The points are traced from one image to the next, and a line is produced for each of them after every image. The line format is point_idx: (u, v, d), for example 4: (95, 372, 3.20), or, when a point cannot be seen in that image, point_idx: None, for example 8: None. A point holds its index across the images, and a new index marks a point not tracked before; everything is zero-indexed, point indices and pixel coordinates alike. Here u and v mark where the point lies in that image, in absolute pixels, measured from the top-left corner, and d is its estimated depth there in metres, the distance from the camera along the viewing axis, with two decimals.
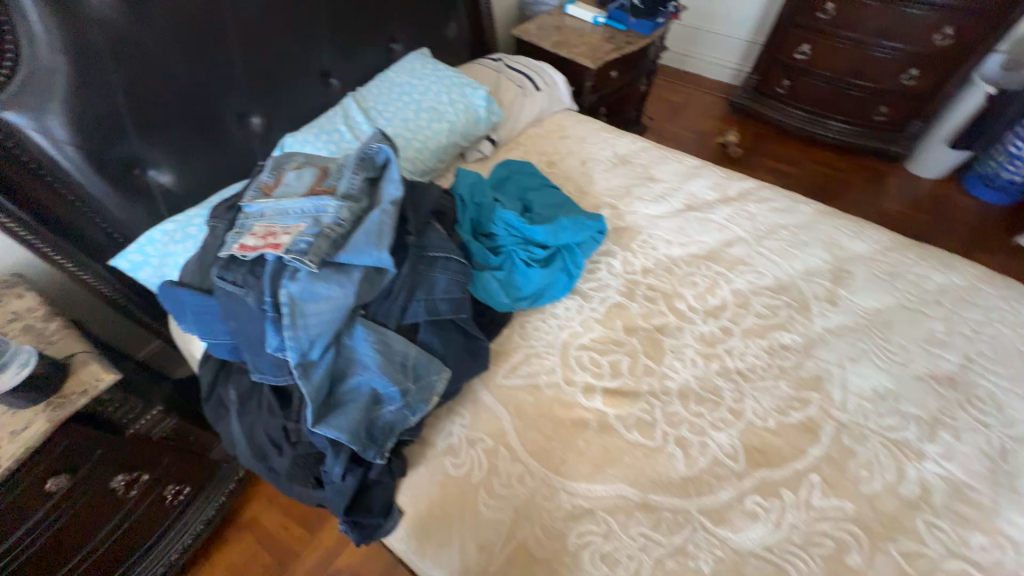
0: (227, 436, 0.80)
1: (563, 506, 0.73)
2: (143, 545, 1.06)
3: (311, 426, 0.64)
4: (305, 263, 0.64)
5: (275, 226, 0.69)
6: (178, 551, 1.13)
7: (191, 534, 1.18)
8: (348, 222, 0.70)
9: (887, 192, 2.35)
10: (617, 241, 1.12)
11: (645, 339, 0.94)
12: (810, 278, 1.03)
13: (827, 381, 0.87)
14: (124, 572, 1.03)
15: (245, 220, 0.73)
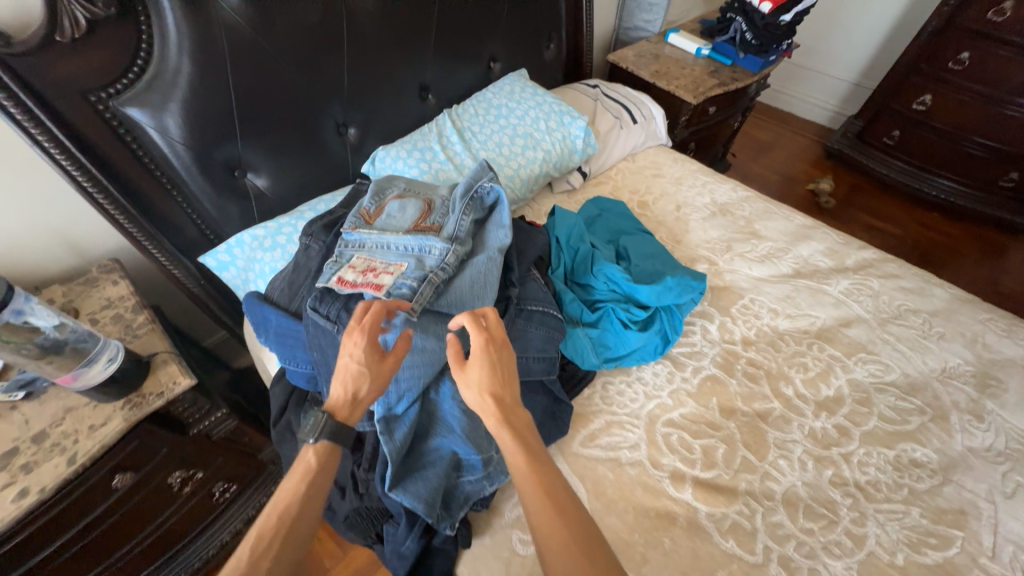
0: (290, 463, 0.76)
1: None
2: (187, 538, 1.04)
3: (386, 490, 0.60)
4: (406, 310, 0.64)
5: (375, 262, 0.70)
6: (214, 551, 1.12)
7: (230, 531, 1.14)
8: (451, 267, 0.71)
9: (1005, 267, 2.07)
10: (715, 303, 1.01)
11: (744, 425, 0.83)
12: (948, 381, 0.88)
13: (972, 518, 0.73)
14: (165, 562, 1.02)
15: (344, 248, 0.73)
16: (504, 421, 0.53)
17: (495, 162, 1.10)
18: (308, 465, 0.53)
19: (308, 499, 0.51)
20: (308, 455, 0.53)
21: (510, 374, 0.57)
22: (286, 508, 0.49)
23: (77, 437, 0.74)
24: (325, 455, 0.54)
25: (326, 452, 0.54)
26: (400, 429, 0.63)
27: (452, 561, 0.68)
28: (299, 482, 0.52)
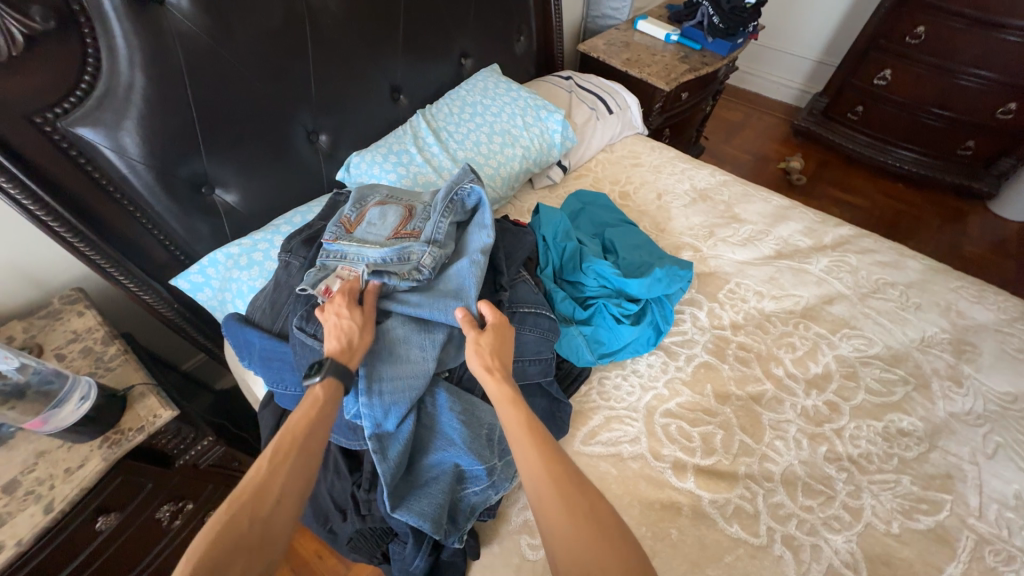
0: None
1: None
2: None
3: (390, 511, 0.59)
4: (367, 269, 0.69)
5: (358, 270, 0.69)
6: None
7: None
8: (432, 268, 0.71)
9: (966, 232, 2.17)
10: (702, 290, 1.02)
11: (739, 409, 0.84)
12: (928, 350, 0.91)
13: (957, 481, 0.76)
14: None
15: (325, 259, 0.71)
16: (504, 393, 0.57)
17: (474, 162, 1.08)
18: (316, 395, 0.56)
19: (318, 421, 0.54)
20: (315, 388, 0.57)
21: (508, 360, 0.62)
22: (298, 428, 0.53)
23: (53, 483, 0.70)
24: (331, 386, 0.57)
25: (332, 385, 0.57)
26: (393, 448, 0.62)
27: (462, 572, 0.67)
28: (307, 408, 0.55)
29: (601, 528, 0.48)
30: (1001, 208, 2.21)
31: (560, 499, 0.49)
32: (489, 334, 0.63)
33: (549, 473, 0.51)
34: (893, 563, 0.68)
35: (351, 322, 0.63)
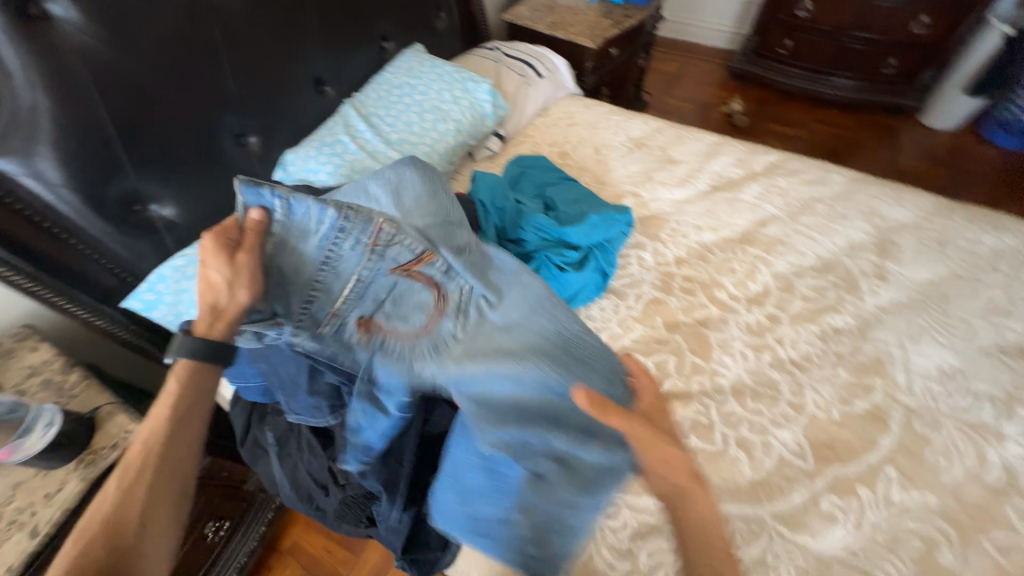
0: (267, 476, 0.77)
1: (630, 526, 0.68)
2: None
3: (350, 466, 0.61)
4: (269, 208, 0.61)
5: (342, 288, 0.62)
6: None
7: (234, 569, 1.12)
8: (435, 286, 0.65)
9: (899, 147, 2.27)
10: (645, 232, 1.07)
11: (689, 335, 0.89)
12: (855, 254, 0.98)
13: (888, 365, 0.83)
14: None
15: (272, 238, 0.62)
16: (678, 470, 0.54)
17: (408, 142, 1.09)
18: (171, 390, 0.56)
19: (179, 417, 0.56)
20: (171, 378, 0.57)
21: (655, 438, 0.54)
22: (151, 438, 0.53)
23: (34, 509, 0.70)
24: (188, 371, 0.58)
25: (186, 370, 0.57)
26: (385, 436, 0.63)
27: None
28: (167, 405, 0.56)
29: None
30: (930, 119, 2.32)
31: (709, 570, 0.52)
32: (654, 397, 0.61)
33: (715, 537, 0.54)
34: (835, 445, 0.75)
35: (232, 279, 0.58)
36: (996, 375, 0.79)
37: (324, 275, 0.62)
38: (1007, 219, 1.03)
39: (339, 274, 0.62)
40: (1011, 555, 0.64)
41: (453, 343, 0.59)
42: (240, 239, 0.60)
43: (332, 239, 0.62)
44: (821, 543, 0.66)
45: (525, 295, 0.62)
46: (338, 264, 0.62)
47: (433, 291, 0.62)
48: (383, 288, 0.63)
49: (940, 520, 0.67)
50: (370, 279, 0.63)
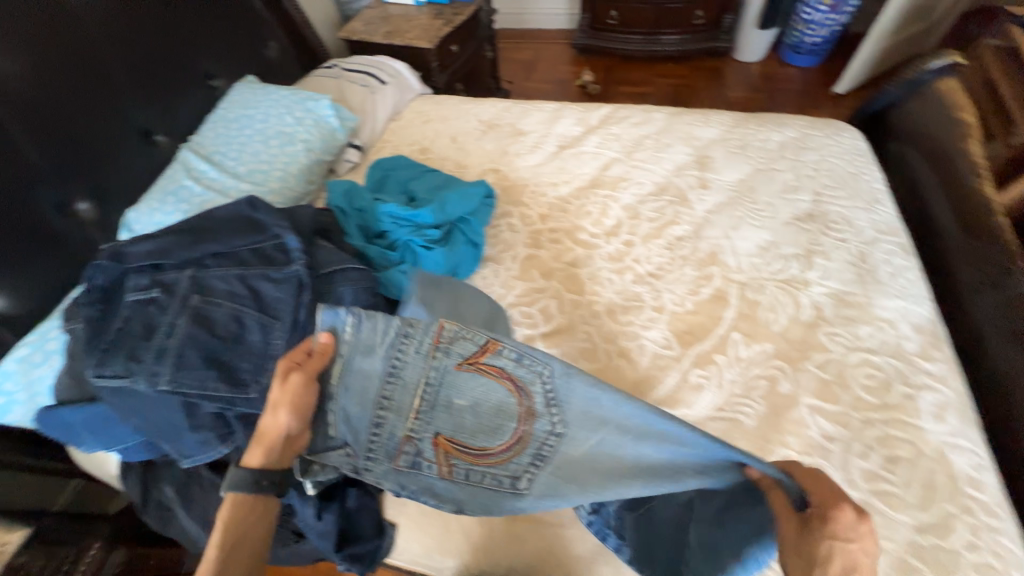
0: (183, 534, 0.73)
1: None
2: None
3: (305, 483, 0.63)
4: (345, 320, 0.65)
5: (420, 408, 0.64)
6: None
7: None
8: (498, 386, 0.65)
9: (725, 83, 2.62)
10: (510, 200, 1.15)
11: (563, 277, 0.99)
12: (681, 173, 1.14)
13: (721, 254, 0.98)
14: None
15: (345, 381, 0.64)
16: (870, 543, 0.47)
17: (258, 171, 1.08)
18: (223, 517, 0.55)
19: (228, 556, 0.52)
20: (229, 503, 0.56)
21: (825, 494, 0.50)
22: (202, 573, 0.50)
23: None
24: (238, 508, 0.56)
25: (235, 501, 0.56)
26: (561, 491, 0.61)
27: (378, 510, 0.72)
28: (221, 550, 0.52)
29: None
30: (741, 55, 2.71)
31: None
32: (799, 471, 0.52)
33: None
34: (693, 329, 0.88)
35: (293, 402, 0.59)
36: (796, 237, 0.98)
37: (383, 392, 0.64)
38: (786, 118, 1.26)
39: (395, 401, 0.64)
40: (828, 368, 0.80)
41: (549, 440, 0.62)
42: (309, 358, 0.62)
43: (394, 359, 0.65)
44: (695, 409, 0.78)
45: (604, 393, 0.62)
46: (377, 379, 0.64)
47: (516, 393, 0.64)
48: (375, 390, 0.64)
49: (776, 360, 0.82)
50: (436, 384, 0.64)
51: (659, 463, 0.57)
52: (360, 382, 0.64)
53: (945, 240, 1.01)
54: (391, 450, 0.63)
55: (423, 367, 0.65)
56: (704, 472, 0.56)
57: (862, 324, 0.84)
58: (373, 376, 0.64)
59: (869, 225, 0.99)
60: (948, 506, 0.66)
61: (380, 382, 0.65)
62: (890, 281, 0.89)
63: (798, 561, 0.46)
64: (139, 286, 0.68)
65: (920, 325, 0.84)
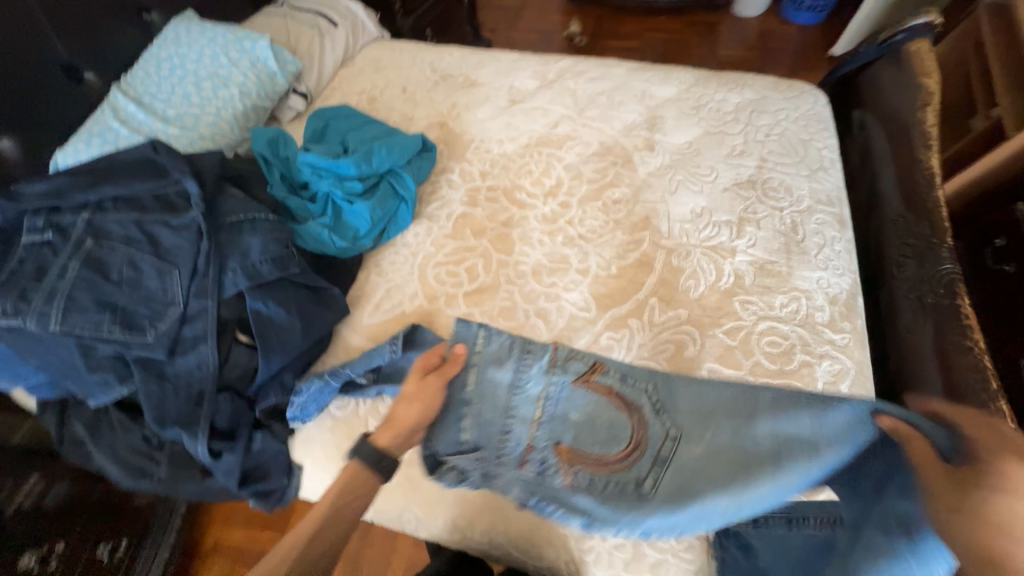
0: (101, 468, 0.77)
1: None
2: None
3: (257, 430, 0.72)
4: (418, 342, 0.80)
5: (542, 422, 0.70)
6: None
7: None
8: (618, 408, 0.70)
9: (718, 40, 2.48)
10: (452, 156, 1.12)
11: (494, 237, 0.98)
12: (629, 133, 1.11)
13: (654, 219, 0.97)
14: None
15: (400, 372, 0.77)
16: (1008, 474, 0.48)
17: (188, 115, 1.04)
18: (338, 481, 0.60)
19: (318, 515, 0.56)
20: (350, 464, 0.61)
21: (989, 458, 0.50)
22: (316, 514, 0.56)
23: None
24: (349, 477, 0.60)
25: (352, 469, 0.60)
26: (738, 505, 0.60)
27: (285, 453, 0.77)
28: (322, 512, 0.57)
29: None
30: (739, 9, 2.54)
31: None
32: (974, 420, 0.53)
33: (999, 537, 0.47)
34: (613, 293, 0.88)
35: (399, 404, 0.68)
36: (732, 205, 0.96)
37: (489, 414, 0.72)
38: (749, 79, 1.20)
39: (503, 416, 0.72)
40: (736, 335, 0.81)
41: (665, 446, 0.66)
42: (439, 364, 0.73)
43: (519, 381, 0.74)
44: None
45: (705, 387, 0.69)
46: (492, 397, 0.73)
47: (625, 409, 0.69)
48: (484, 403, 0.72)
49: (687, 325, 0.83)
50: (555, 398, 0.72)
51: (783, 463, 0.59)
52: (490, 402, 0.72)
53: (882, 214, 0.99)
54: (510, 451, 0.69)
55: (534, 389, 0.73)
56: (843, 417, 0.59)
57: (777, 294, 0.84)
58: (489, 399, 0.73)
59: (808, 194, 0.97)
60: None
61: (491, 402, 0.72)
62: (815, 252, 0.89)
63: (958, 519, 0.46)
64: (34, 228, 0.67)
65: (835, 296, 0.85)
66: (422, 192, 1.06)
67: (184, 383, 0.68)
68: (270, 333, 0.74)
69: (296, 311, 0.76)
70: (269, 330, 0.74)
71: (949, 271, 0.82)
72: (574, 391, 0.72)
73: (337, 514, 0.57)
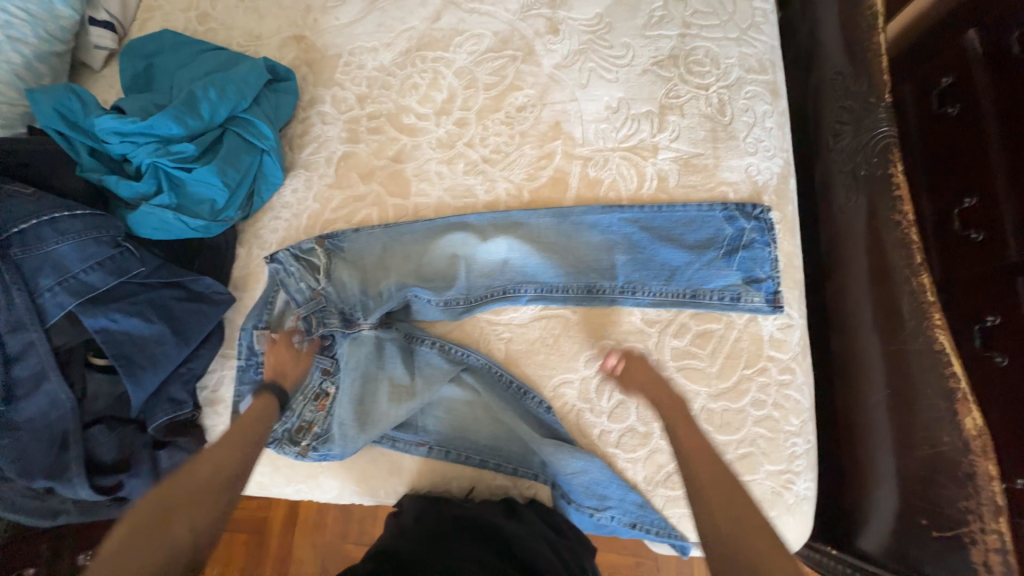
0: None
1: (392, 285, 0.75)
2: None
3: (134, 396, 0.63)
4: (431, 439, 0.72)
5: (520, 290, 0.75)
6: None
7: None
8: (558, 268, 0.75)
9: None
10: (318, 81, 0.90)
11: (385, 178, 0.83)
12: (527, 14, 0.89)
13: (566, 123, 0.83)
14: None
15: (457, 435, 0.72)
16: (905, 424, 0.64)
17: None
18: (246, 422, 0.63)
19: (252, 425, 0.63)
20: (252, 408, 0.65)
21: (906, 404, 0.64)
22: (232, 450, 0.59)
23: None
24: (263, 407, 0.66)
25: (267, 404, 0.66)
26: (685, 264, 0.73)
27: None
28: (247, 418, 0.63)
29: (924, 424, 0.62)
30: None
31: (929, 447, 0.61)
32: (899, 378, 0.66)
33: (930, 461, 0.60)
34: (527, 223, 0.78)
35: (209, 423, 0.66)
36: (653, 91, 0.82)
37: (347, 245, 0.78)
38: None
39: (347, 259, 0.78)
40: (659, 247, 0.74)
41: (597, 268, 0.75)
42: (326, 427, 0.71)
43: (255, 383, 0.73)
44: (521, 312, 0.74)
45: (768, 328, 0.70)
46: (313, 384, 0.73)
47: (555, 270, 0.75)
48: (461, 261, 0.77)
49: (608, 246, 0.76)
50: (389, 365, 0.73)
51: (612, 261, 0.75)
52: (421, 264, 0.77)
53: (821, 71, 0.85)
54: (358, 321, 0.74)
55: (314, 392, 0.73)
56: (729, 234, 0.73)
57: (702, 194, 0.76)
58: (429, 274, 0.77)
59: (736, 62, 0.83)
60: (745, 370, 0.69)
61: (419, 231, 0.79)
62: (744, 135, 0.79)
63: (911, 461, 0.63)
64: None
65: (764, 184, 0.76)
66: (291, 135, 0.87)
67: (41, 427, 0.59)
68: (131, 349, 0.63)
69: (158, 316, 0.65)
70: (129, 346, 0.63)
71: (884, 136, 0.73)
72: (484, 260, 0.77)
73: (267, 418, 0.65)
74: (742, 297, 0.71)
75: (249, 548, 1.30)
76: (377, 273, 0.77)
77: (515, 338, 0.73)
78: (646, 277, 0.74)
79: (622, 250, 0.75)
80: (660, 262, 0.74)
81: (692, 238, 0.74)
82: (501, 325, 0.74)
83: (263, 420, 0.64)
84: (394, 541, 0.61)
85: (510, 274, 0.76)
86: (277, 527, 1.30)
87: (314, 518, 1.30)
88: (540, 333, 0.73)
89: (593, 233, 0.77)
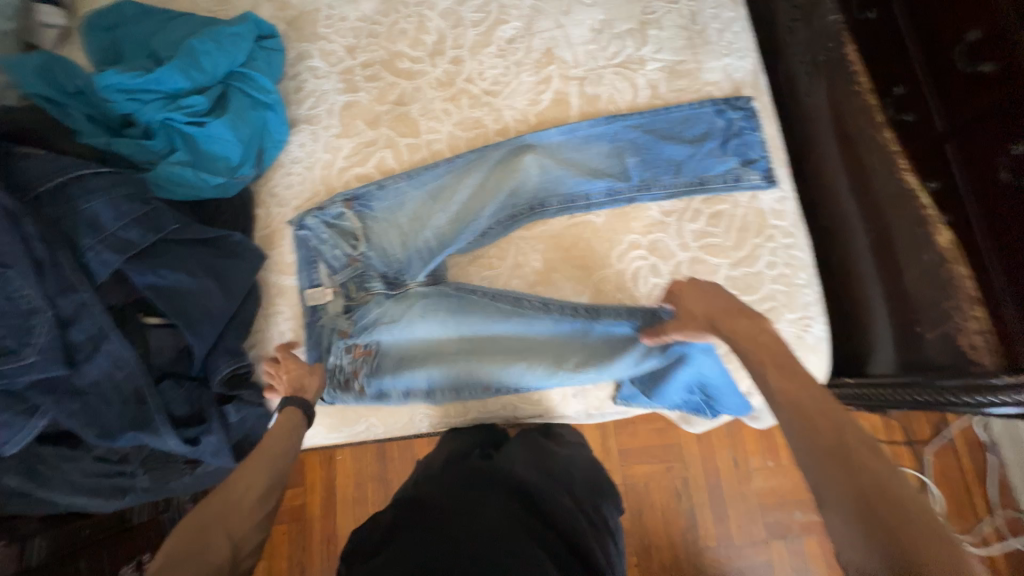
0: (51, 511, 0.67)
1: (428, 227, 0.79)
2: None
3: (195, 351, 0.63)
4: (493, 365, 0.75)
5: (548, 205, 0.80)
6: None
7: None
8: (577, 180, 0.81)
9: None
10: (301, 37, 0.89)
11: (392, 121, 0.85)
12: None
13: (556, 49, 0.87)
14: None
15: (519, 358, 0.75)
16: (887, 256, 0.77)
17: None
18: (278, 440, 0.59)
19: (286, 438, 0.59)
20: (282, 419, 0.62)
21: (886, 242, 0.77)
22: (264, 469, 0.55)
23: None
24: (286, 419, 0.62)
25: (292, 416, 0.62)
26: (685, 158, 0.81)
27: None
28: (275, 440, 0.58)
29: (904, 251, 0.74)
30: None
31: (914, 268, 0.73)
32: (878, 222, 0.78)
33: (916, 278, 0.73)
34: (540, 143, 0.82)
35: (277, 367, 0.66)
36: (630, 10, 0.89)
37: (373, 195, 0.80)
38: None
39: (381, 212, 0.80)
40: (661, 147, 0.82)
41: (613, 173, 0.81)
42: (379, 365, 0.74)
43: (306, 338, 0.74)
44: (550, 224, 0.80)
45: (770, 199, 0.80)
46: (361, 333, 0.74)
47: (575, 182, 0.81)
48: (486, 190, 0.81)
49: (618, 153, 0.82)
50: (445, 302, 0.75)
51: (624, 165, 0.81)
52: (449, 201, 0.80)
53: None
54: (404, 283, 0.77)
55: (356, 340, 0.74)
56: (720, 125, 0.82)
57: (690, 95, 0.84)
58: (462, 210, 0.80)
59: None
60: (756, 239, 0.78)
61: (441, 174, 0.81)
62: (717, 39, 0.87)
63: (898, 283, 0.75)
64: None
65: (742, 80, 0.86)
66: (285, 92, 0.86)
67: (109, 389, 0.59)
68: (182, 303, 0.63)
69: (200, 271, 0.64)
70: (180, 301, 0.62)
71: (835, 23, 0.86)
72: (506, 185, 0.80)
73: (293, 434, 0.60)
74: (742, 176, 0.80)
75: (291, 536, 1.28)
76: (412, 219, 0.80)
77: (550, 247, 0.79)
78: (658, 175, 0.81)
79: (632, 157, 0.82)
80: (663, 160, 0.81)
81: (687, 135, 0.82)
82: (534, 237, 0.79)
83: (287, 442, 0.59)
84: (420, 491, 0.65)
85: (535, 195, 0.81)
86: (316, 511, 1.29)
87: (352, 494, 1.30)
88: (572, 239, 0.79)
89: (602, 142, 0.83)
